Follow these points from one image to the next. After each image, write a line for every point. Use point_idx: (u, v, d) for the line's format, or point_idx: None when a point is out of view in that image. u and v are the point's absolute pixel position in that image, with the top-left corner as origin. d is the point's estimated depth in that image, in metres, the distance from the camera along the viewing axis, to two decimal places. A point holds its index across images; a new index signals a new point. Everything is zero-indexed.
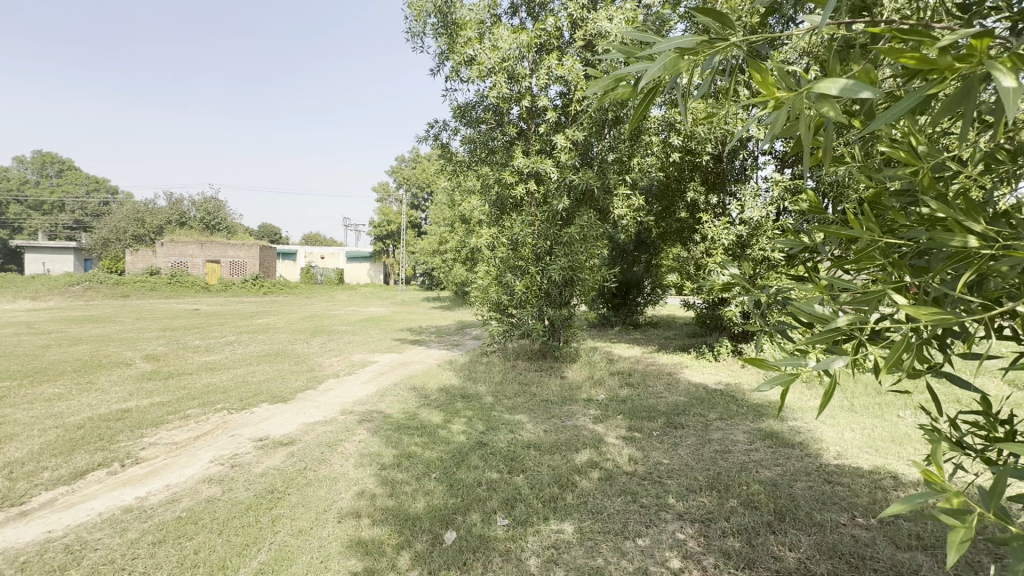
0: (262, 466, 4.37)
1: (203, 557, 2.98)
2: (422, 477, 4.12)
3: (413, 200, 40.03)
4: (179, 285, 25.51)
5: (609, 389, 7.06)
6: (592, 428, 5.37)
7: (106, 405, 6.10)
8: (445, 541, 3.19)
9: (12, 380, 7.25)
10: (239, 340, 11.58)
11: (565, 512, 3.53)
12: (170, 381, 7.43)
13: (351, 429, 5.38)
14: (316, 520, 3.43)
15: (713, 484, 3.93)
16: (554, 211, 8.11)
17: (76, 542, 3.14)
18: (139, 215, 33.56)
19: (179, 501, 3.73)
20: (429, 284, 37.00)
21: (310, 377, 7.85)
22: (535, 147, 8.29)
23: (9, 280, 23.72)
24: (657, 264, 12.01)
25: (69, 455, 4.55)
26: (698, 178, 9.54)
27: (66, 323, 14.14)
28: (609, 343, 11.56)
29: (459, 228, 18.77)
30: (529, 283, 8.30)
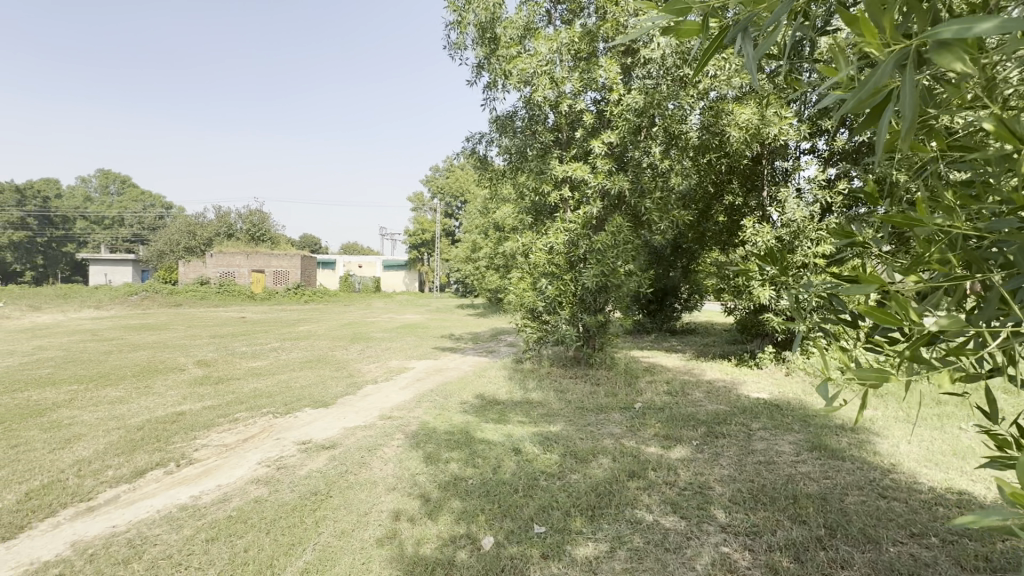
0: (306, 469, 4.51)
1: (252, 555, 3.09)
2: (460, 483, 4.16)
3: (447, 208, 40.72)
4: (228, 294, 26.78)
5: (646, 397, 6.94)
6: (630, 437, 5.29)
7: (162, 408, 6.45)
8: (483, 547, 3.20)
9: (80, 384, 7.77)
10: (283, 346, 12.03)
11: (603, 521, 3.48)
12: (220, 385, 7.80)
13: (391, 433, 5.50)
14: (357, 522, 3.51)
15: (757, 496, 3.79)
16: (588, 216, 8.09)
17: (137, 537, 3.32)
18: (191, 228, 35.47)
19: (230, 501, 3.90)
20: (464, 291, 37.47)
21: (351, 382, 8.08)
22: (570, 153, 8.35)
23: (76, 291, 25.47)
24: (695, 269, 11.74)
25: (130, 455, 4.82)
26: (737, 181, 9.30)
27: (127, 330, 15.09)
28: (645, 350, 11.38)
29: (492, 235, 18.99)
30: (563, 290, 8.25)
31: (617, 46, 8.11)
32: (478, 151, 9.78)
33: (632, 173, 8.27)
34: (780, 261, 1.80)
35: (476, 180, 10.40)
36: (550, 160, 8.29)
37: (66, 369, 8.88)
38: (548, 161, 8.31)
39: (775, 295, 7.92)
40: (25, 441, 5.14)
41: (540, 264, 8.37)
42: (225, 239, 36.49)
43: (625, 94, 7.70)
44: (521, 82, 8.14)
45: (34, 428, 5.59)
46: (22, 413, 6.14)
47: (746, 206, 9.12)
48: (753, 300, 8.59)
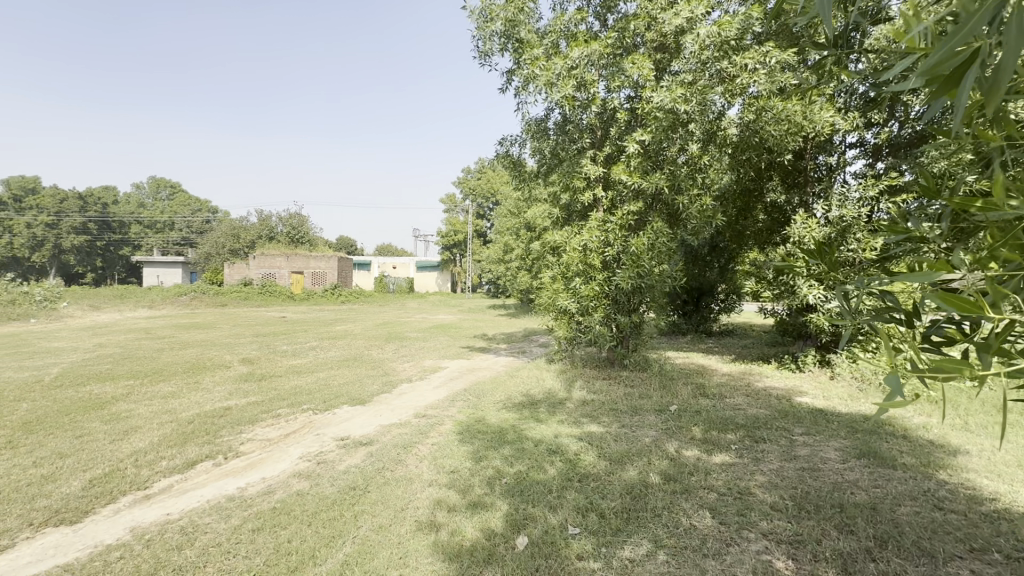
0: (345, 464, 4.64)
1: (295, 545, 3.20)
2: (494, 482, 4.18)
3: (479, 209, 40.94)
4: (270, 294, 27.80)
5: (682, 400, 6.78)
6: (665, 439, 5.20)
7: (210, 403, 6.76)
8: (518, 546, 3.20)
9: (136, 379, 8.24)
10: (321, 345, 12.41)
11: (639, 524, 3.43)
12: (263, 382, 8.11)
13: (426, 431, 5.59)
14: (394, 517, 3.58)
15: (801, 504, 3.65)
16: (622, 215, 8.00)
17: (189, 525, 3.50)
18: (235, 232, 37.02)
19: (273, 493, 4.05)
20: (496, 291, 37.64)
21: (386, 381, 8.25)
22: (603, 153, 8.29)
23: (131, 292, 27.01)
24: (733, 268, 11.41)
25: (182, 447, 5.08)
26: (778, 177, 8.98)
27: (177, 329, 15.90)
28: (680, 351, 11.13)
29: (524, 235, 19.02)
30: (597, 290, 8.16)
31: (650, 43, 7.98)
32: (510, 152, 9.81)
33: (668, 171, 8.10)
34: (829, 257, 1.74)
35: (508, 182, 10.43)
36: (582, 160, 8.23)
37: (124, 365, 9.44)
38: (580, 161, 8.27)
39: (819, 295, 7.61)
40: (89, 432, 5.49)
41: (573, 264, 8.30)
42: (267, 242, 37.92)
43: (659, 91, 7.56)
44: (552, 83, 8.13)
45: (96, 420, 5.96)
46: (85, 406, 6.56)
47: (788, 204, 8.79)
48: (796, 300, 8.26)
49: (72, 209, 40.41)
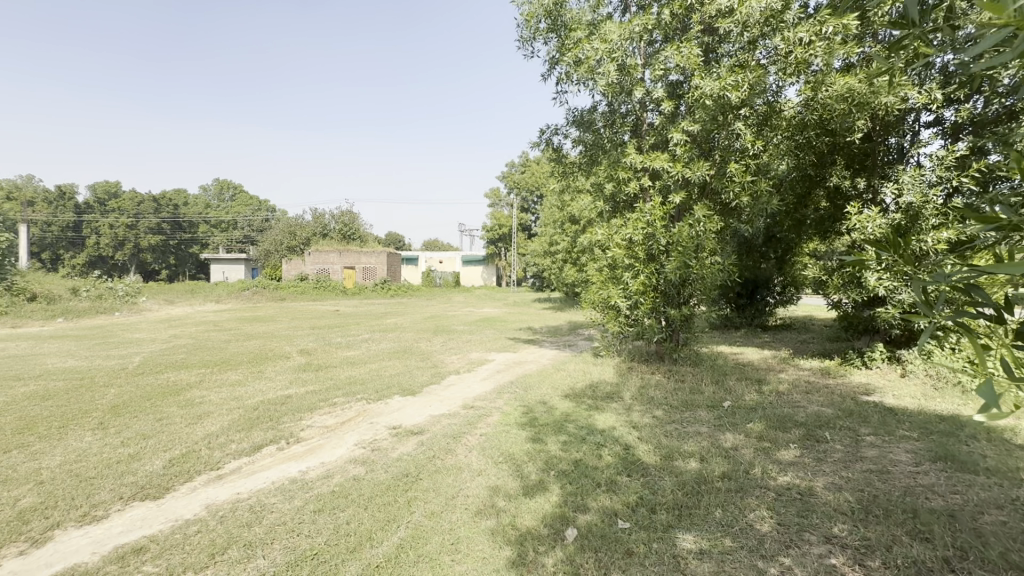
0: (397, 452, 4.80)
1: (353, 527, 3.35)
2: (542, 474, 4.19)
3: (524, 203, 40.90)
4: (325, 289, 29.03)
5: (736, 396, 6.54)
6: (718, 436, 5.03)
7: (273, 391, 7.17)
8: (567, 538, 3.20)
9: (207, 368, 8.85)
10: (373, 337, 12.86)
11: (691, 522, 3.34)
12: (319, 372, 8.51)
13: (474, 422, 5.68)
14: (446, 504, 3.67)
15: (868, 508, 3.44)
16: (670, 205, 7.78)
17: (257, 504, 3.74)
18: (291, 230, 38.87)
19: (332, 477, 4.25)
20: (541, 285, 37.62)
21: (435, 373, 8.45)
22: (649, 142, 8.08)
23: (201, 287, 29.01)
24: (792, 259, 10.84)
25: (249, 431, 5.42)
26: (841, 161, 8.42)
27: (242, 321, 16.91)
28: (733, 346, 10.70)
29: (569, 228, 18.82)
30: (644, 283, 7.97)
31: (699, 25, 7.65)
32: (554, 144, 9.75)
33: (719, 158, 7.79)
34: (902, 249, 1.61)
35: (553, 175, 10.37)
36: (628, 150, 8.06)
37: (196, 354, 10.15)
38: (626, 151, 8.10)
39: (888, 287, 7.11)
40: (167, 416, 5.96)
41: (620, 257, 8.16)
42: (321, 239, 39.60)
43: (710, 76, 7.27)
44: (596, 73, 7.98)
45: (173, 405, 6.47)
46: (163, 391, 7.12)
47: (853, 189, 8.23)
48: (861, 292, 7.76)
49: (148, 211, 43.71)
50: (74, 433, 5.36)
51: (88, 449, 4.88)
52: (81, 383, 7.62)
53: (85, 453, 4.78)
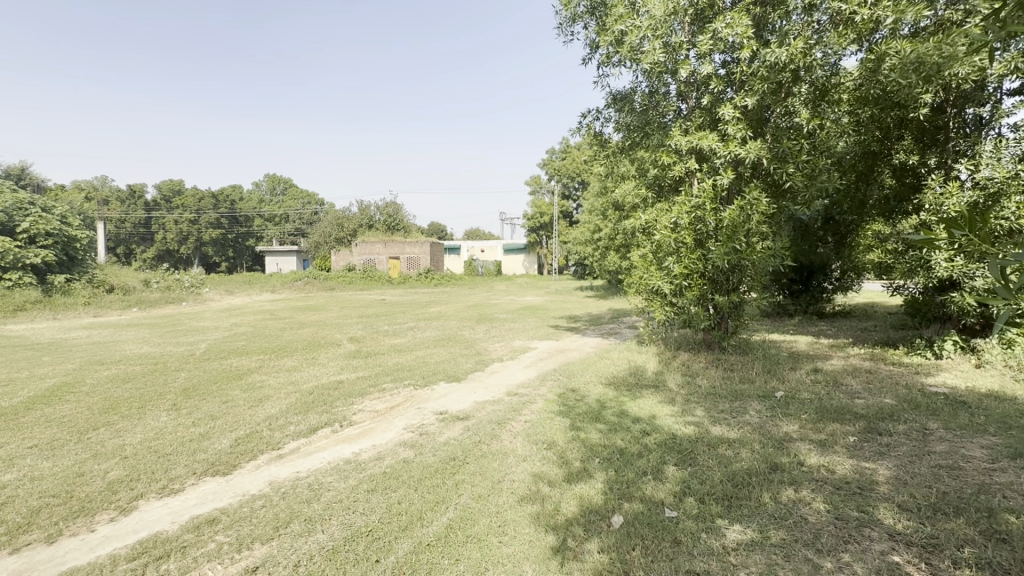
0: (444, 437, 4.94)
1: (405, 507, 3.48)
2: (587, 460, 4.20)
3: (565, 190, 40.51)
4: (371, 278, 29.95)
5: (789, 386, 6.28)
6: (769, 427, 4.86)
7: (326, 377, 7.52)
8: (612, 524, 3.20)
9: (265, 354, 9.37)
10: (418, 325, 13.20)
11: (742, 513, 3.26)
12: (368, 359, 8.83)
13: (518, 409, 5.75)
14: (492, 488, 3.75)
15: (937, 505, 3.23)
16: (718, 187, 7.48)
17: (316, 483, 3.95)
18: (339, 222, 40.27)
19: (383, 459, 4.42)
20: (583, 273, 37.29)
21: (479, 360, 8.59)
22: (696, 122, 7.79)
23: (258, 278, 30.62)
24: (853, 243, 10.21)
25: (306, 414, 5.72)
26: (909, 136, 7.78)
27: (295, 310, 17.74)
28: (786, 334, 10.24)
29: (611, 214, 18.51)
30: (690, 270, 7.75)
31: None
32: (596, 129, 9.58)
33: (770, 138, 7.40)
34: (978, 228, 1.50)
35: (595, 160, 10.19)
36: (673, 132, 7.80)
37: (255, 341, 10.76)
38: (671, 133, 7.84)
39: (962, 271, 6.56)
40: (232, 399, 6.38)
41: (665, 242, 7.96)
42: (366, 230, 40.84)
43: (762, 49, 6.90)
44: (638, 54, 7.76)
45: (236, 388, 6.90)
46: (227, 376, 7.61)
47: (922, 166, 7.58)
48: (931, 276, 7.20)
49: (209, 207, 46.33)
50: (152, 413, 5.83)
51: (164, 428, 5.30)
52: (156, 367, 8.25)
53: (162, 432, 5.20)
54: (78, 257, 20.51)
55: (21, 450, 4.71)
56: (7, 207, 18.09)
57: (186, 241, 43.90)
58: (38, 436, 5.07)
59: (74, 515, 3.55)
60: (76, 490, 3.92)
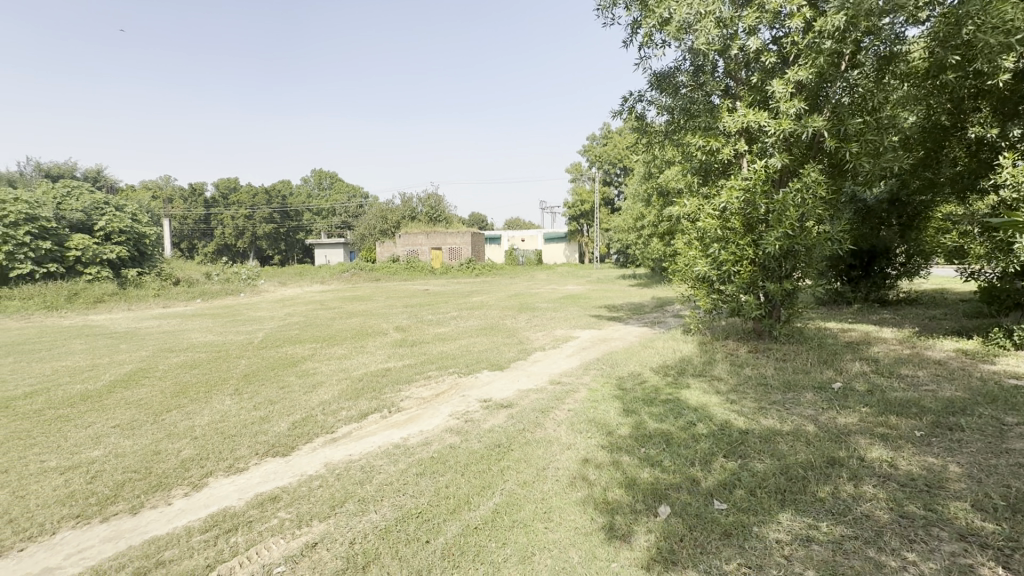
0: (489, 424, 5.01)
1: (453, 491, 3.57)
2: (632, 449, 4.16)
3: (606, 176, 39.83)
4: (415, 269, 30.59)
5: (847, 377, 5.96)
6: (826, 420, 4.63)
7: (374, 364, 7.79)
8: (659, 514, 3.16)
9: (317, 343, 9.79)
10: (461, 315, 13.42)
11: (797, 507, 3.14)
12: (414, 347, 9.08)
13: (562, 397, 5.76)
14: (537, 475, 3.78)
15: (1017, 506, 2.99)
16: (771, 169, 7.13)
17: (367, 466, 4.12)
18: (383, 214, 41.38)
19: (430, 444, 4.55)
20: (625, 261, 36.68)
21: (522, 349, 8.65)
22: (745, 101, 7.45)
23: (308, 270, 31.97)
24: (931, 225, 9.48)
25: (357, 400, 5.96)
26: (987, 107, 7.07)
27: (344, 300, 18.43)
28: (844, 323, 9.71)
29: (655, 200, 18.07)
30: (739, 257, 7.46)
31: None
32: (638, 113, 9.32)
33: (827, 114, 6.95)
34: None
35: (637, 145, 9.96)
36: (720, 113, 7.49)
37: (307, 330, 11.27)
38: (718, 114, 7.53)
39: None
40: (288, 384, 6.73)
41: (711, 229, 7.70)
42: (409, 222, 41.78)
43: (818, 19, 6.49)
44: (681, 33, 7.48)
45: (292, 375, 7.28)
46: (284, 363, 8.04)
47: (1001, 140, 6.94)
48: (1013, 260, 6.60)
49: (262, 202, 48.58)
50: (217, 397, 6.25)
51: (228, 411, 5.66)
52: (219, 354, 8.81)
53: (227, 414, 5.56)
54: (148, 252, 22.06)
55: (106, 429, 5.17)
56: (85, 207, 19.69)
57: (242, 235, 46.29)
58: (120, 416, 5.55)
59: (153, 489, 3.87)
60: (155, 466, 4.27)
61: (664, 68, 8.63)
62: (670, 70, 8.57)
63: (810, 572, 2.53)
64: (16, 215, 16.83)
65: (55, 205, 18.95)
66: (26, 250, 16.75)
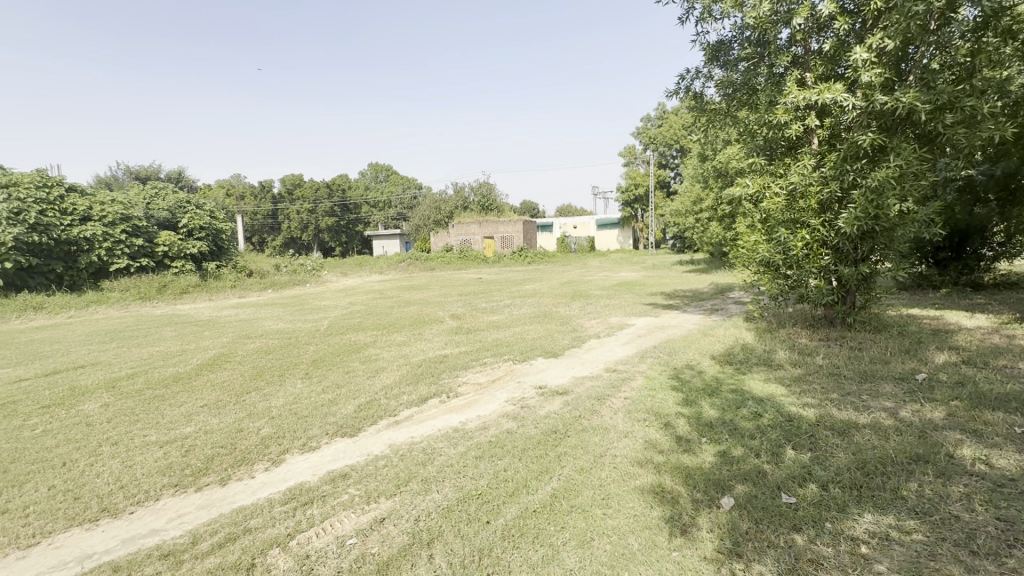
0: (545, 410, 5.05)
1: (511, 475, 3.65)
2: (692, 439, 4.07)
3: (661, 158, 38.55)
4: (468, 258, 31.12)
5: (933, 367, 5.49)
6: (909, 413, 4.30)
7: (432, 351, 8.05)
8: (722, 506, 3.07)
9: (379, 330, 10.24)
10: (515, 302, 13.54)
11: (876, 505, 2.95)
12: (469, 335, 9.27)
13: (618, 385, 5.70)
14: (595, 461, 3.78)
15: None
16: (847, 146, 6.60)
17: (428, 448, 4.27)
18: (437, 205, 42.32)
19: (488, 429, 4.65)
20: (682, 246, 35.44)
21: (577, 336, 8.61)
22: (815, 73, 6.95)
23: (367, 260, 33.33)
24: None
25: (417, 385, 6.19)
26: None
27: (401, 290, 19.08)
28: (930, 309, 8.92)
29: (714, 181, 17.31)
30: (809, 240, 7.02)
31: None
32: (695, 91, 8.94)
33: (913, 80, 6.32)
34: None
35: (695, 125, 9.57)
36: (787, 87, 7.03)
37: (369, 318, 11.79)
38: (785, 88, 7.07)
39: None
40: (353, 369, 7.09)
41: (778, 210, 7.28)
42: (462, 211, 42.48)
43: None
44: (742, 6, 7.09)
45: (356, 360, 7.65)
46: (349, 349, 8.47)
47: None
48: None
49: (324, 197, 51.01)
50: (290, 380, 6.70)
51: (300, 393, 6.07)
52: (290, 341, 9.43)
53: (299, 397, 5.94)
54: (225, 246, 23.76)
55: (196, 408, 5.68)
56: (171, 206, 21.51)
57: (306, 228, 48.81)
58: (207, 396, 6.08)
59: (238, 464, 4.22)
60: (239, 442, 4.65)
61: (724, 43, 8.20)
62: (730, 41, 8.13)
63: (891, 573, 2.38)
64: (113, 215, 18.65)
65: (146, 205, 20.88)
66: (123, 246, 18.52)
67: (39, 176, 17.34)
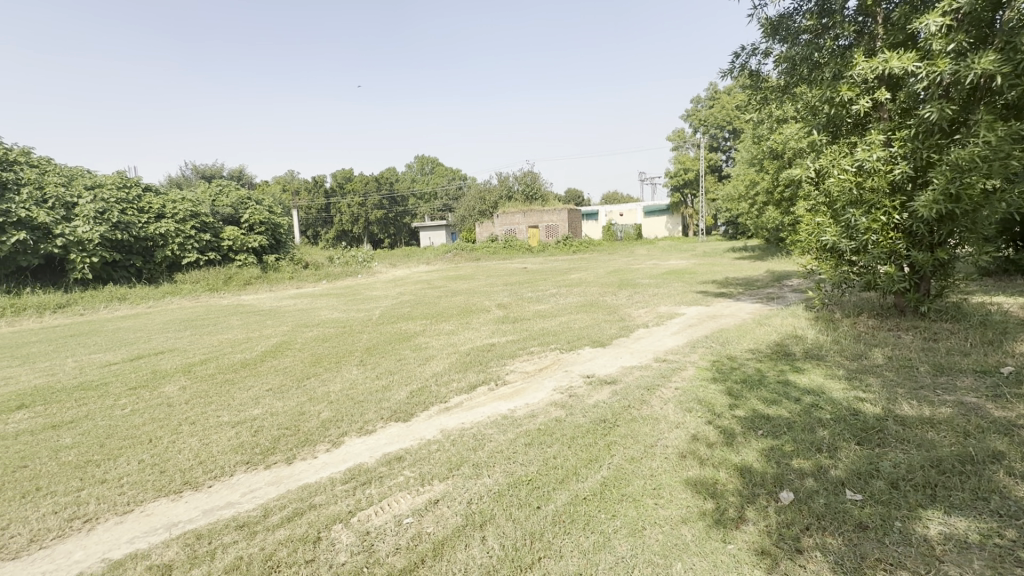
0: (593, 399, 5.03)
1: (560, 462, 3.67)
2: (747, 431, 3.94)
3: (713, 140, 36.99)
4: (513, 248, 31.23)
5: (1019, 360, 5.03)
6: (991, 409, 3.97)
7: (480, 340, 8.17)
8: (781, 500, 2.96)
9: (427, 319, 10.49)
10: (561, 292, 13.49)
11: (952, 505, 2.75)
12: (516, 324, 9.34)
13: (667, 375, 5.58)
14: (645, 451, 3.74)
15: None
16: (923, 119, 6.09)
17: (478, 434, 4.36)
18: (481, 195, 42.59)
19: (536, 417, 4.69)
20: (736, 232, 33.98)
21: (625, 326, 8.48)
22: (885, 42, 6.44)
23: (415, 251, 34.11)
24: None
25: (466, 373, 6.32)
26: None
27: (449, 280, 19.40)
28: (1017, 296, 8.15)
29: (770, 163, 16.47)
30: (880, 222, 6.53)
31: None
32: (751, 69, 8.52)
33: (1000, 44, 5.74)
34: None
35: (750, 105, 9.13)
36: (853, 59, 6.56)
37: (418, 308, 12.10)
38: (851, 60, 6.60)
39: None
40: (404, 357, 7.33)
41: (843, 192, 6.83)
42: (507, 201, 42.55)
43: None
44: None
45: (407, 348, 7.89)
46: (400, 337, 8.74)
47: None
48: None
49: (373, 190, 52.45)
50: (346, 367, 7.01)
51: (355, 379, 6.36)
52: (345, 329, 9.84)
53: (355, 383, 6.21)
54: (283, 240, 24.97)
55: (262, 392, 6.06)
56: (233, 202, 22.83)
57: (357, 221, 50.42)
58: (272, 381, 6.46)
59: (302, 444, 4.48)
60: (302, 424, 4.93)
61: (783, 16, 7.75)
62: (790, 14, 7.67)
63: None
64: (183, 212, 19.98)
65: (212, 202, 22.24)
66: (193, 241, 19.83)
67: (119, 178, 18.86)
